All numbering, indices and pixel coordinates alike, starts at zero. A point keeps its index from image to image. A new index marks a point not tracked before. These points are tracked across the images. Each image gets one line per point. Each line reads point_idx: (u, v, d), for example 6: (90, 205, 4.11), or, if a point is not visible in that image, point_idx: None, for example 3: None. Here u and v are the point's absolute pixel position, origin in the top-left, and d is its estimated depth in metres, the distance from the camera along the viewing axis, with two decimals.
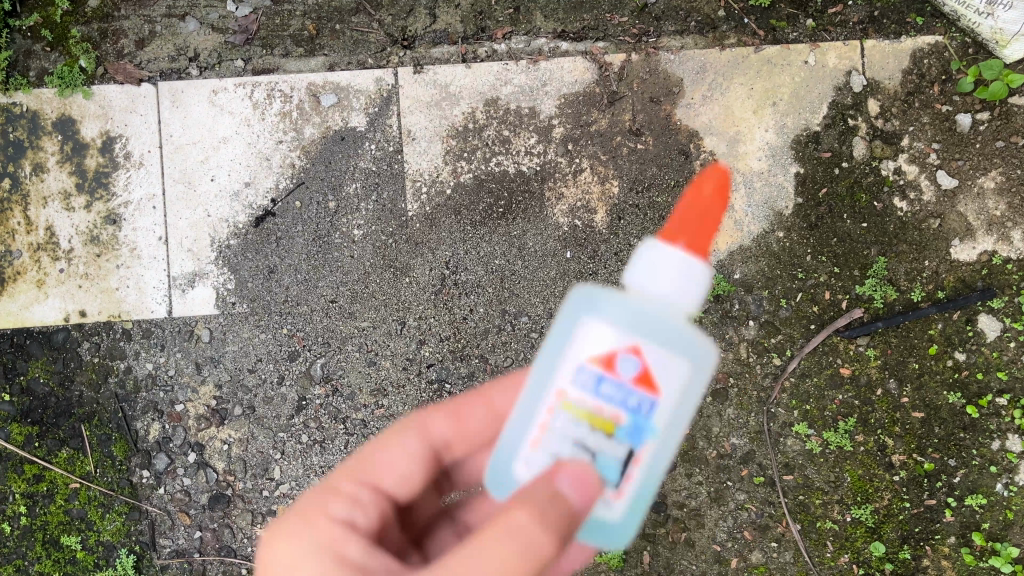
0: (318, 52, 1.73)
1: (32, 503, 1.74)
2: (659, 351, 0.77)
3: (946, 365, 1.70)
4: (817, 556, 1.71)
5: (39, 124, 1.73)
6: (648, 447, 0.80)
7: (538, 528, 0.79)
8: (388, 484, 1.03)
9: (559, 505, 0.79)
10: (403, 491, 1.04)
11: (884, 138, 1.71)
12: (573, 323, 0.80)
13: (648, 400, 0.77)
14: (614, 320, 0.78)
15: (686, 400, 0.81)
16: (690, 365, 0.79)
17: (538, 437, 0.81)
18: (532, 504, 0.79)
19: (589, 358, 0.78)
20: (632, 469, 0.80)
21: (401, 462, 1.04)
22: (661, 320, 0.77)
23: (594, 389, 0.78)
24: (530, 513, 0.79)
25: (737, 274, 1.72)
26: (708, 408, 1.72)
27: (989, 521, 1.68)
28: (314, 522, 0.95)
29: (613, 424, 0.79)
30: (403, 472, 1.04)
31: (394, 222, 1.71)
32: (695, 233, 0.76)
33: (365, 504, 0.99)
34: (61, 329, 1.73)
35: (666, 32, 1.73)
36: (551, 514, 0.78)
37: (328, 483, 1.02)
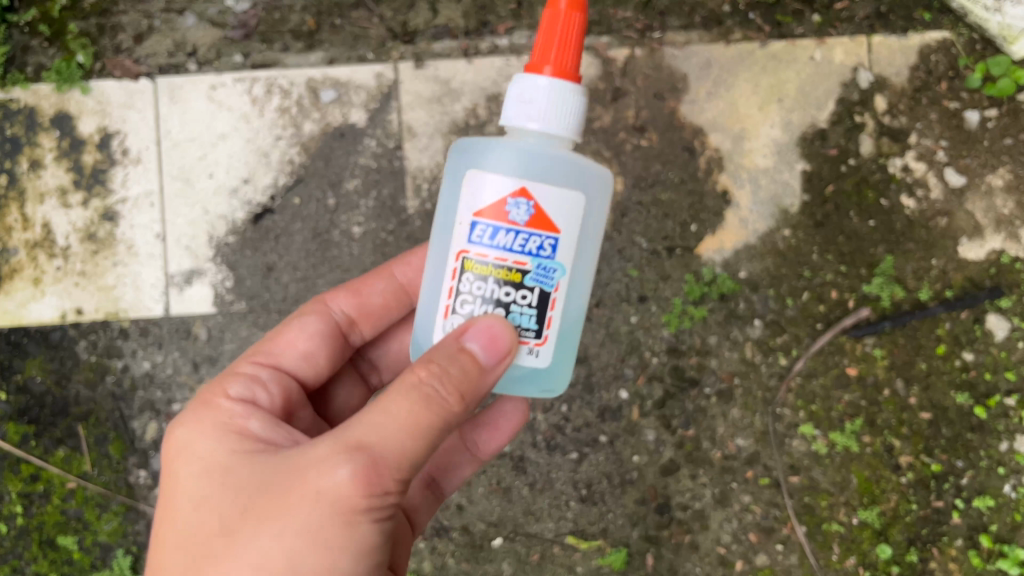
0: (317, 47, 1.70)
1: (28, 503, 1.72)
2: (545, 189, 0.98)
3: (954, 365, 1.67)
4: (823, 559, 1.68)
5: (36, 121, 1.70)
6: (557, 284, 1.00)
7: (422, 394, 0.94)
8: (289, 364, 1.25)
9: (445, 381, 0.95)
10: (303, 368, 1.26)
11: (891, 135, 1.68)
12: (472, 185, 1.00)
13: (545, 239, 0.98)
14: (507, 169, 0.99)
15: (583, 228, 1.03)
16: (578, 193, 1.01)
17: (449, 304, 1.01)
18: (429, 368, 0.95)
19: (484, 208, 0.98)
20: (548, 304, 1.00)
21: (299, 339, 1.26)
22: (549, 165, 1.00)
23: (494, 239, 0.98)
24: (430, 372, 0.95)
25: (742, 272, 1.69)
26: (713, 408, 1.69)
27: (997, 523, 1.66)
28: (215, 405, 1.10)
29: (517, 270, 0.98)
30: (303, 349, 1.26)
31: (394, 220, 1.69)
32: (554, 48, 0.99)
33: (263, 385, 1.17)
34: (58, 328, 1.71)
35: (670, 27, 1.70)
36: (446, 377, 0.94)
37: (233, 366, 1.20)
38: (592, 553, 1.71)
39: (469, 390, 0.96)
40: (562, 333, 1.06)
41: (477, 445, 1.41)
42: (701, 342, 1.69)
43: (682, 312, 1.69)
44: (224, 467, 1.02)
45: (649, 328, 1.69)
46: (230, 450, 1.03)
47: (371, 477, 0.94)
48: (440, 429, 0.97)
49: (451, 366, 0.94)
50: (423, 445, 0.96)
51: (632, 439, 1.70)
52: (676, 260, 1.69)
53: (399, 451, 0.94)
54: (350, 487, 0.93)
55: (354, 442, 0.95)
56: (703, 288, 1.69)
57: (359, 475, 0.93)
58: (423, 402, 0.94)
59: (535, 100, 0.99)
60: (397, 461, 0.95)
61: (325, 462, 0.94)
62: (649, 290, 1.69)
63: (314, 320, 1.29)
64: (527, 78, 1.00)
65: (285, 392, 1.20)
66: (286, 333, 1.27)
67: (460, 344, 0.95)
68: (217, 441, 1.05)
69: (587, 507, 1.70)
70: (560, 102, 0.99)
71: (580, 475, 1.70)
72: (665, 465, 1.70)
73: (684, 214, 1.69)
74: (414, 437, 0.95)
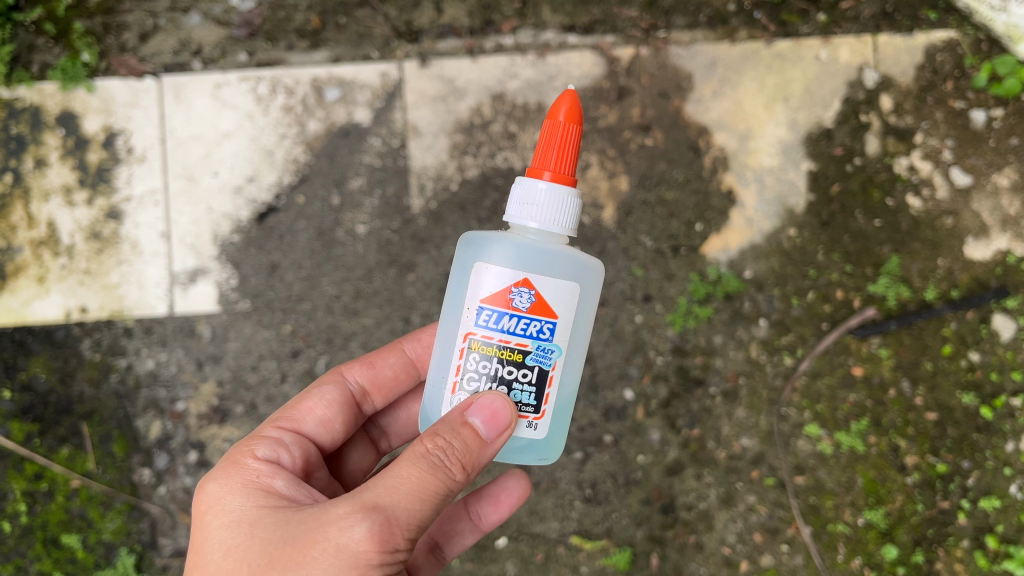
0: (321, 46, 1.70)
1: (31, 501, 1.71)
2: (545, 280, 0.99)
3: (960, 365, 1.67)
4: (829, 559, 1.66)
5: (41, 119, 1.70)
6: (555, 364, 1.01)
7: (427, 464, 0.95)
8: (309, 428, 1.22)
9: (449, 452, 0.96)
10: (321, 434, 1.23)
11: (897, 134, 1.68)
12: (475, 273, 1.01)
13: (545, 323, 0.99)
14: (508, 260, 1.00)
15: (579, 314, 1.04)
16: (575, 281, 1.02)
17: (455, 382, 1.01)
18: (434, 440, 0.96)
19: (487, 295, 0.99)
20: (546, 384, 1.01)
21: (319, 406, 1.24)
22: (549, 257, 1.01)
23: (497, 323, 0.98)
24: (435, 442, 0.96)
25: (748, 272, 1.69)
26: (718, 408, 1.69)
27: (1003, 523, 1.65)
28: (241, 464, 1.07)
29: (518, 351, 0.99)
30: (321, 416, 1.23)
31: (398, 218, 1.69)
32: (553, 154, 1.01)
33: (287, 448, 1.14)
34: (62, 326, 1.71)
35: (676, 26, 1.69)
36: (449, 448, 0.96)
37: (256, 429, 1.17)
38: (596, 553, 1.70)
39: (470, 462, 0.97)
40: (559, 411, 1.07)
41: (480, 517, 1.35)
42: (706, 341, 1.69)
43: (687, 312, 1.69)
44: (240, 526, 1.00)
45: (654, 328, 1.69)
46: (254, 506, 1.01)
47: (383, 540, 0.92)
48: (444, 497, 0.97)
49: (453, 438, 0.96)
50: (430, 511, 0.96)
51: (637, 438, 1.69)
52: (681, 259, 1.68)
53: (408, 516, 0.94)
54: (360, 548, 0.91)
55: (364, 505, 0.93)
56: (708, 288, 1.68)
57: (370, 537, 0.91)
58: (430, 470, 0.95)
59: (536, 202, 1.01)
60: (405, 526, 0.94)
61: (338, 522, 0.93)
62: (654, 289, 1.69)
63: (332, 389, 1.26)
64: (526, 183, 1.02)
65: (307, 458, 1.17)
66: (306, 399, 1.24)
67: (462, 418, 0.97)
68: (242, 499, 1.02)
69: (592, 507, 1.70)
70: (560, 204, 1.01)
71: (584, 475, 1.70)
72: (670, 465, 1.69)
73: (689, 213, 1.68)
74: (422, 503, 0.94)
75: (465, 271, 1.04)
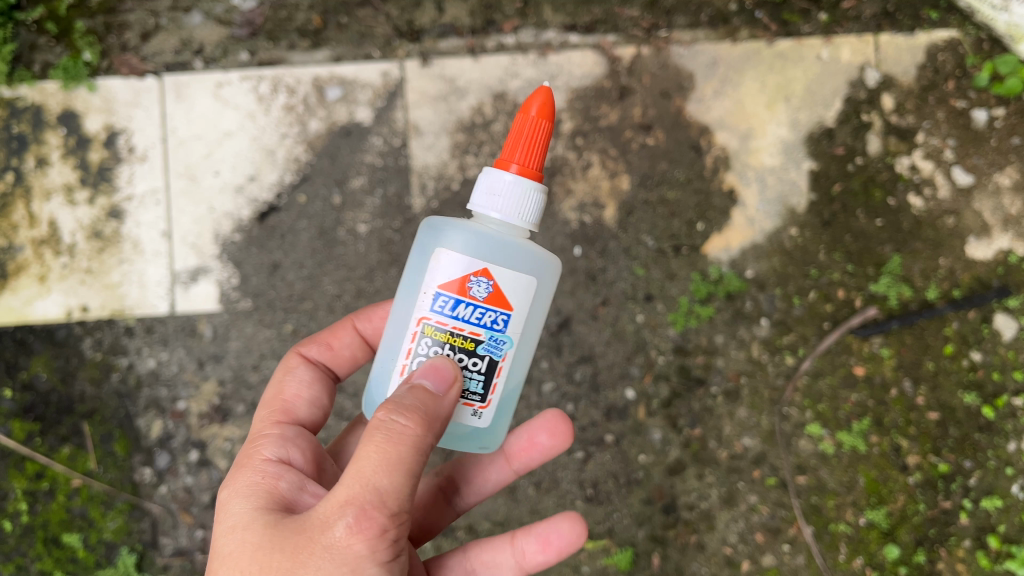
0: (322, 46, 1.70)
1: (33, 501, 1.71)
2: (503, 269, 0.99)
3: (962, 365, 1.66)
4: (831, 560, 1.66)
5: (42, 118, 1.70)
6: (506, 355, 1.02)
7: (385, 432, 0.92)
8: (302, 413, 1.23)
9: (403, 411, 0.93)
10: (313, 415, 1.25)
11: (899, 134, 1.68)
12: (435, 258, 1.00)
13: (499, 314, 0.99)
14: (466, 247, 1.00)
15: (534, 308, 1.05)
16: (534, 276, 1.03)
17: (404, 364, 1.02)
18: (387, 407, 0.94)
19: (445, 282, 0.99)
20: (495, 372, 1.02)
21: (302, 390, 1.25)
22: (510, 248, 1.01)
23: (452, 311, 0.99)
24: (389, 410, 0.94)
25: (750, 272, 1.68)
26: (720, 408, 1.69)
27: (1005, 523, 1.65)
28: (248, 466, 1.06)
29: (470, 339, 1.00)
30: (308, 397, 1.25)
31: (399, 218, 1.68)
32: (522, 146, 1.00)
33: (294, 444, 1.14)
34: (63, 325, 1.71)
35: (677, 25, 1.69)
36: (403, 407, 0.94)
37: (256, 429, 1.17)
38: (598, 552, 1.69)
39: (428, 416, 0.94)
40: (505, 399, 1.07)
41: (525, 552, 1.27)
42: (707, 341, 1.69)
43: (688, 311, 1.69)
44: (234, 530, 0.97)
45: (656, 327, 1.69)
46: (248, 510, 0.98)
47: (366, 528, 0.90)
48: (416, 461, 0.94)
49: (406, 397, 0.94)
50: (405, 479, 0.93)
51: (639, 438, 1.69)
52: (682, 259, 1.68)
53: (382, 492, 0.91)
54: (347, 544, 0.89)
55: (340, 496, 0.91)
56: (709, 287, 1.68)
57: (352, 530, 0.90)
58: (394, 440, 0.92)
59: (503, 195, 1.00)
60: (382, 503, 0.91)
61: (321, 523, 0.91)
62: (655, 289, 1.69)
63: (305, 370, 1.28)
64: (493, 172, 1.02)
65: (314, 448, 1.16)
66: (287, 386, 1.25)
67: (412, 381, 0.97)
68: (243, 501, 1.00)
69: (593, 507, 1.70)
70: (521, 196, 1.01)
71: (586, 474, 1.70)
72: (671, 465, 1.69)
73: (691, 213, 1.68)
74: (392, 473, 0.92)
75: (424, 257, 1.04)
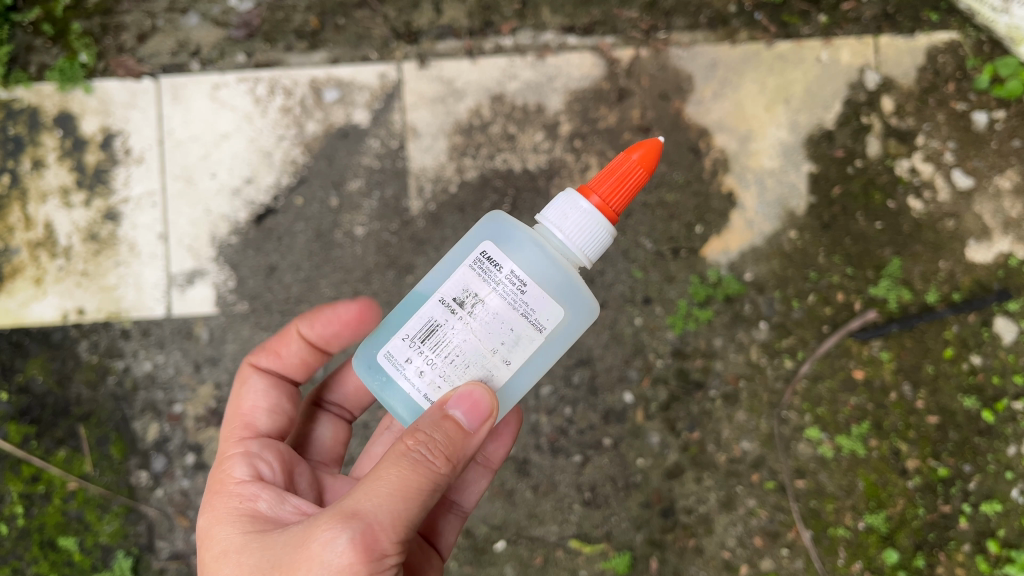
0: (320, 47, 1.69)
1: (29, 504, 1.70)
2: None
3: (962, 368, 1.66)
4: (830, 564, 1.65)
5: (39, 120, 1.69)
6: None
7: (409, 461, 0.93)
8: (263, 424, 1.21)
9: (433, 446, 0.93)
10: (276, 422, 1.22)
11: (899, 136, 1.67)
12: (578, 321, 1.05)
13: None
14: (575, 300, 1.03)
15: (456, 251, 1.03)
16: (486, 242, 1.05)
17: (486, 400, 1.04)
18: (416, 436, 0.94)
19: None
20: None
21: (260, 400, 1.22)
22: None
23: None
24: (417, 440, 0.94)
25: (749, 274, 1.68)
26: (718, 411, 1.68)
27: (1005, 528, 1.64)
28: (224, 492, 1.08)
29: None
30: (266, 407, 1.22)
31: (396, 220, 1.68)
32: (612, 182, 1.00)
33: (262, 458, 1.14)
34: (59, 328, 1.70)
35: (676, 27, 1.69)
36: (432, 442, 0.93)
37: (221, 449, 1.17)
38: (596, 556, 1.68)
39: (454, 455, 0.95)
40: None
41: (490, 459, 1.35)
42: (706, 344, 1.68)
43: (687, 314, 1.68)
44: (229, 557, 1.00)
45: (654, 330, 1.68)
46: (241, 533, 1.01)
47: (365, 551, 0.89)
48: (433, 493, 0.94)
49: (438, 433, 0.93)
50: (417, 508, 0.93)
51: (637, 442, 1.68)
52: (681, 261, 1.68)
53: (392, 518, 0.91)
54: (344, 562, 0.88)
55: (344, 515, 0.91)
56: (708, 290, 1.68)
57: (353, 549, 0.88)
58: (413, 465, 0.93)
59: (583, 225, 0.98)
60: (389, 528, 0.91)
61: (318, 541, 0.90)
62: (653, 292, 1.68)
63: (258, 382, 1.24)
64: (573, 196, 1.00)
65: (282, 456, 1.16)
66: (243, 400, 1.22)
67: (445, 411, 0.94)
68: (231, 528, 1.03)
69: (592, 510, 1.69)
70: (592, 230, 0.98)
71: (584, 478, 1.69)
72: (670, 468, 1.68)
73: (690, 215, 1.68)
74: (406, 501, 0.92)
75: (567, 332, 1.01)
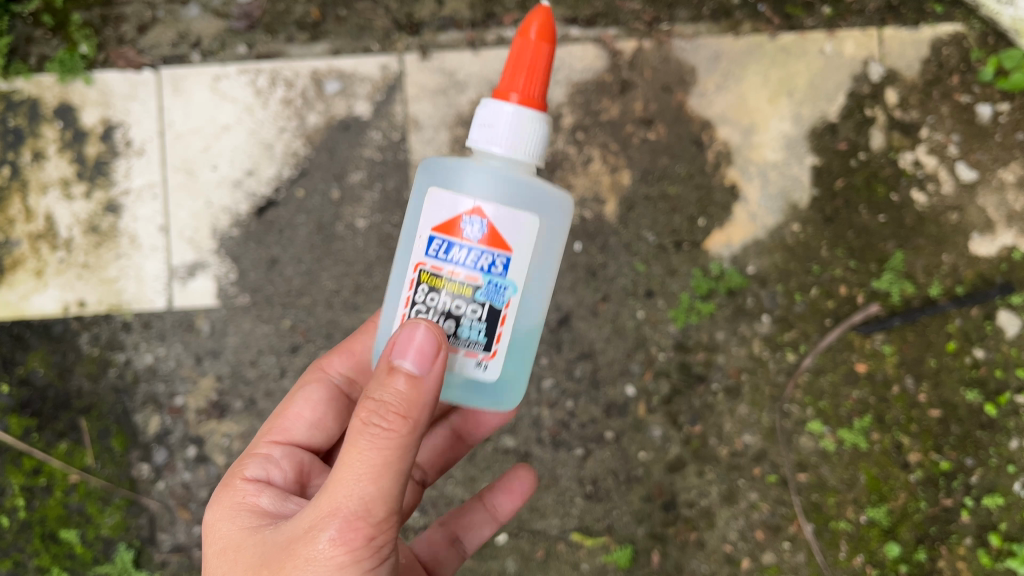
0: (321, 38, 1.68)
1: (30, 496, 1.70)
2: (499, 207, 0.95)
3: (964, 362, 1.65)
4: (831, 558, 1.65)
5: (39, 112, 1.68)
6: (509, 302, 0.97)
7: (368, 439, 0.91)
8: (299, 434, 1.24)
9: (384, 414, 0.91)
10: (313, 437, 1.25)
11: (902, 129, 1.66)
12: (430, 200, 0.98)
13: (499, 256, 0.95)
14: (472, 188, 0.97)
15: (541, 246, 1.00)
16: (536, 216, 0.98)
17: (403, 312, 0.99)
18: (367, 408, 0.92)
19: (439, 224, 0.96)
20: (499, 321, 0.97)
21: (305, 409, 1.26)
22: (512, 187, 0.98)
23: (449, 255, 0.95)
24: (370, 411, 0.91)
25: (751, 268, 1.67)
26: (720, 404, 1.68)
27: (1007, 521, 1.64)
28: (232, 487, 1.11)
29: (468, 285, 0.95)
30: (309, 418, 1.26)
31: (398, 213, 1.67)
32: (521, 74, 0.96)
33: (277, 463, 1.17)
34: (60, 320, 1.70)
35: (680, 19, 1.68)
36: (383, 408, 0.91)
37: (249, 446, 1.21)
38: (597, 550, 1.68)
39: (410, 413, 0.92)
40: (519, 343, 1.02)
41: (496, 507, 1.40)
42: (708, 337, 1.67)
43: (689, 308, 1.67)
44: (227, 552, 1.02)
45: (656, 324, 1.68)
46: (239, 530, 1.03)
47: (349, 539, 0.90)
48: (405, 454, 0.93)
49: (389, 393, 0.92)
50: (391, 483, 0.92)
51: (639, 435, 1.68)
52: (683, 254, 1.67)
53: (367, 502, 0.90)
54: (329, 555, 0.90)
55: (323, 508, 0.91)
56: (711, 283, 1.67)
57: (335, 543, 0.90)
58: (374, 440, 0.91)
59: (496, 124, 0.96)
60: (366, 512, 0.91)
61: (305, 537, 0.92)
62: (656, 285, 1.67)
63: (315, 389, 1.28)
64: (492, 105, 0.97)
65: (302, 465, 1.19)
66: (292, 405, 1.27)
67: (392, 366, 0.92)
68: (231, 523, 1.05)
69: (593, 503, 1.68)
70: (526, 132, 0.96)
71: (586, 471, 1.68)
72: (671, 462, 1.68)
73: (692, 208, 1.67)
74: (377, 480, 0.91)
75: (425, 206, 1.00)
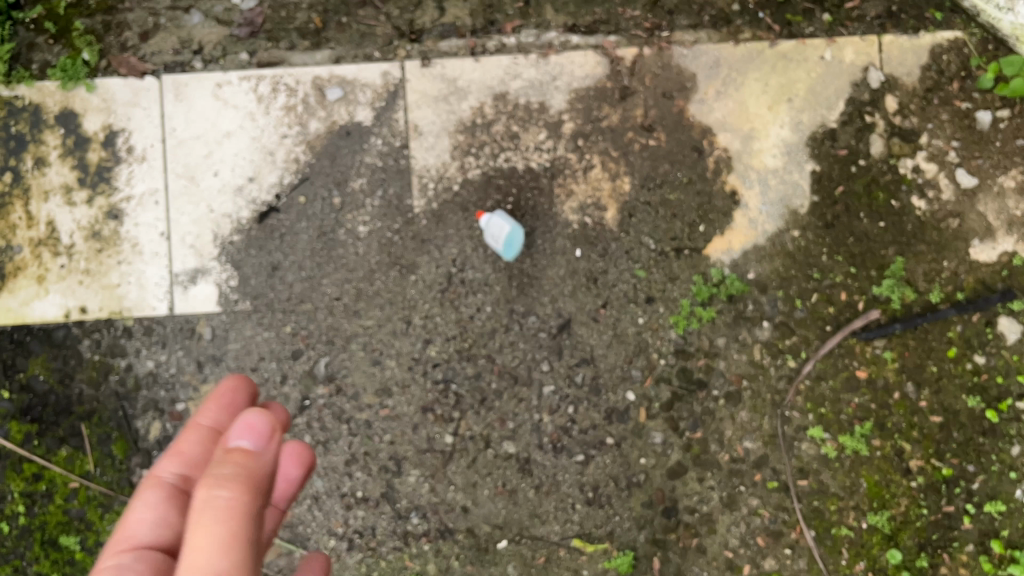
0: (323, 46, 1.70)
1: (30, 502, 1.70)
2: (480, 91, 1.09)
3: (965, 369, 1.65)
4: (832, 564, 1.65)
5: (41, 118, 1.69)
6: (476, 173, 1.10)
7: (213, 513, 0.83)
8: (145, 537, 1.00)
9: (224, 484, 0.86)
10: (163, 536, 1.01)
11: (902, 136, 1.67)
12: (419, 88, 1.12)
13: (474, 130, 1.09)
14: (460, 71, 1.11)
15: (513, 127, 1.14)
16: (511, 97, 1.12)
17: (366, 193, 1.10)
18: (207, 487, 0.85)
19: None
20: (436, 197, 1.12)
21: (146, 512, 1.02)
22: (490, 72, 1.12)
23: None
24: (211, 487, 0.85)
25: (751, 273, 1.68)
26: (721, 410, 1.68)
27: (1009, 528, 1.64)
28: None
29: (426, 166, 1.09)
30: (154, 518, 1.02)
31: (399, 219, 1.68)
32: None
33: (129, 566, 0.96)
34: (61, 326, 1.70)
35: (679, 26, 1.69)
36: (223, 480, 0.86)
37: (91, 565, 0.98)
38: (598, 556, 1.68)
39: (252, 484, 0.87)
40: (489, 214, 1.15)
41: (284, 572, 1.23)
42: (709, 343, 1.68)
43: (690, 313, 1.67)
44: None
45: (657, 330, 1.68)
46: None
47: None
48: (248, 503, 0.86)
49: (225, 465, 0.88)
50: (248, 558, 0.83)
51: (640, 441, 1.68)
52: (683, 261, 1.67)
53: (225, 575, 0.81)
54: None
55: None
56: (711, 289, 1.67)
57: None
58: (219, 517, 0.83)
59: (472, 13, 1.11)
60: None
61: None
62: (656, 291, 1.68)
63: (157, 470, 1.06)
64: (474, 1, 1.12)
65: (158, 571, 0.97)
66: (130, 512, 1.02)
67: (228, 446, 0.91)
68: None
69: (594, 510, 1.68)
70: None
71: (587, 478, 1.68)
72: (672, 468, 1.68)
73: (693, 214, 1.67)
74: (228, 554, 0.82)
75: None
